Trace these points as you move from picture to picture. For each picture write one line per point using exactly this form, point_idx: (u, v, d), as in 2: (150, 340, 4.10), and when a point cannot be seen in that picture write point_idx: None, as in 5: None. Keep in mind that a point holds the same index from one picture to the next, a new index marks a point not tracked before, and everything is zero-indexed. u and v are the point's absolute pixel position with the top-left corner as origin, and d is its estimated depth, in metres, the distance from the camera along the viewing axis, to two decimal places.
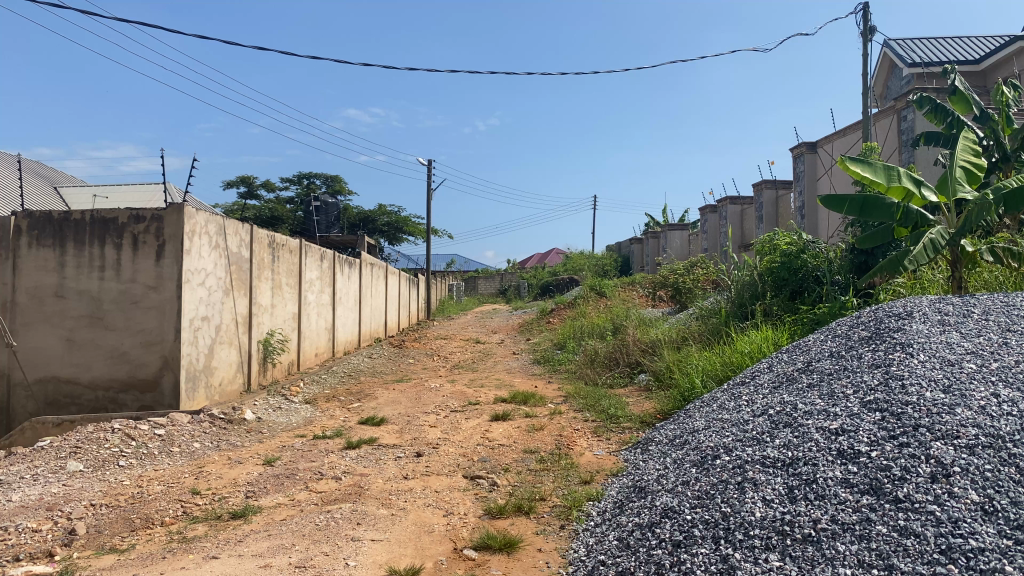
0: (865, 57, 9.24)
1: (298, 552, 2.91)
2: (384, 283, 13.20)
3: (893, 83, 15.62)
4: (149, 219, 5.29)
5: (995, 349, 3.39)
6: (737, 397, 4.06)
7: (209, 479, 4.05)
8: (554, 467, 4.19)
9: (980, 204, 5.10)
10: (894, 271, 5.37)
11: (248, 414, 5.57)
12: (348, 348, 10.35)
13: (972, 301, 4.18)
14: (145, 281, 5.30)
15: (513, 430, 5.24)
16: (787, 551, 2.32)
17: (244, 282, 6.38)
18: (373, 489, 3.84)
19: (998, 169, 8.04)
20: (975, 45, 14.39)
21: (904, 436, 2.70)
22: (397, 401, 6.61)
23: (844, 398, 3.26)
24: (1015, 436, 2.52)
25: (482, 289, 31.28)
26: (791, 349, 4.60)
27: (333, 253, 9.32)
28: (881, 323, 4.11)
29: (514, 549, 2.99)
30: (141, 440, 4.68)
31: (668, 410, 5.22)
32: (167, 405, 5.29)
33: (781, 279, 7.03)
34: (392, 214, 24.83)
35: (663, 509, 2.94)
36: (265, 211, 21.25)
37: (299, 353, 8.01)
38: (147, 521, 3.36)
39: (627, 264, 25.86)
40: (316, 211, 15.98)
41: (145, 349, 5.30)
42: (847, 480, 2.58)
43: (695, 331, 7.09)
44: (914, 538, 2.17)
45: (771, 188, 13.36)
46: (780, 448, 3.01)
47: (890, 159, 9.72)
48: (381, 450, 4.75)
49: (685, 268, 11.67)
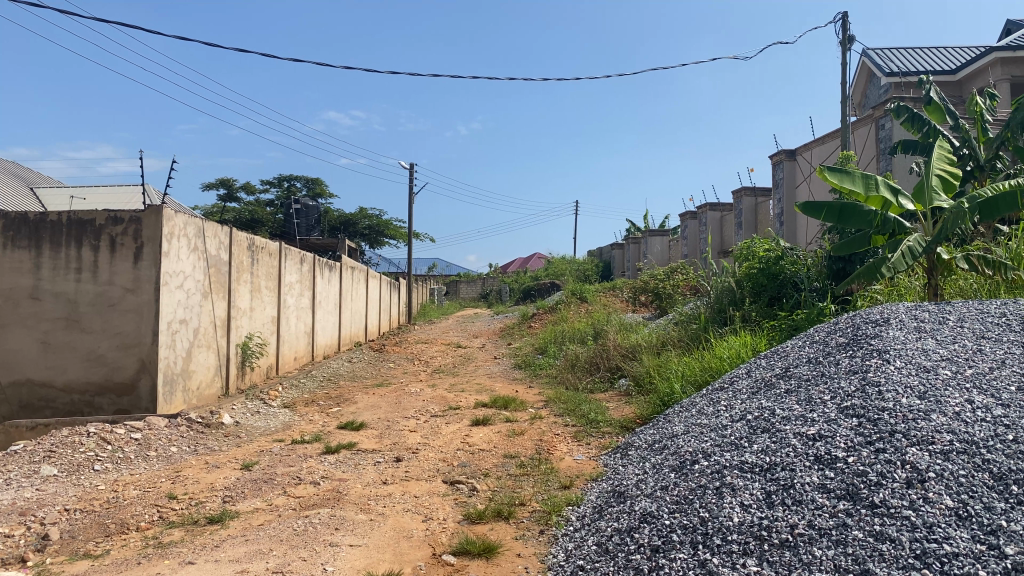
0: (843, 65, 9.33)
1: (275, 557, 2.89)
2: (364, 287, 13.15)
3: (871, 93, 15.79)
4: (127, 221, 5.24)
5: (969, 356, 3.43)
6: (715, 403, 4.08)
7: (186, 484, 4.01)
8: (534, 472, 4.20)
9: (955, 212, 5.17)
10: (871, 279, 5.41)
11: (226, 419, 5.53)
12: (327, 351, 10.31)
13: (947, 308, 4.23)
14: (123, 283, 5.25)
15: (493, 434, 5.24)
16: (764, 556, 2.34)
17: (222, 284, 6.33)
18: (352, 494, 3.82)
19: (973, 178, 8.17)
20: (952, 56, 14.61)
21: (880, 442, 2.73)
22: (378, 405, 6.58)
23: (821, 404, 3.28)
24: (989, 442, 2.55)
25: (464, 293, 31.25)
26: (768, 355, 4.62)
27: (313, 256, 9.28)
28: (857, 330, 4.14)
29: (494, 554, 2.99)
30: (117, 444, 4.63)
31: (648, 415, 5.24)
32: (144, 408, 5.23)
33: (760, 285, 7.08)
34: (374, 217, 24.79)
35: (642, 514, 2.94)
36: (245, 213, 21.11)
37: (277, 357, 7.96)
38: (123, 526, 3.33)
39: (608, 269, 25.94)
40: (296, 214, 15.91)
41: (121, 353, 5.24)
42: (824, 485, 2.59)
43: (675, 336, 7.12)
44: (890, 542, 2.18)
45: (751, 195, 13.45)
46: (758, 453, 3.02)
47: (868, 167, 9.82)
48: (360, 455, 4.74)
49: (666, 273, 11.70)
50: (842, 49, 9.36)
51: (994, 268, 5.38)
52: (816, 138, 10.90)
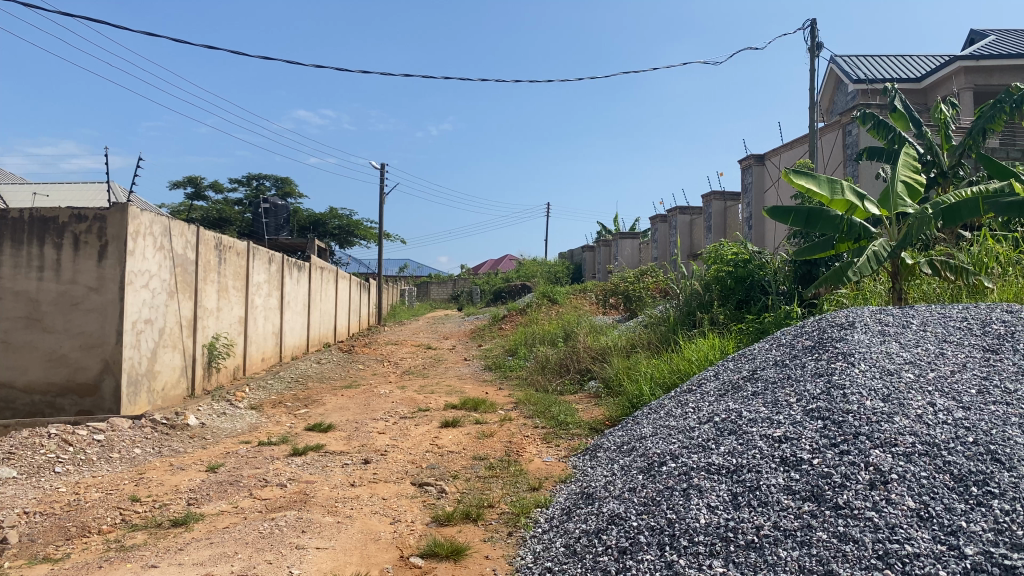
0: (812, 72, 9.44)
1: (241, 560, 2.86)
2: (334, 287, 13.04)
3: (838, 99, 16.03)
4: (91, 219, 5.16)
5: (932, 359, 3.50)
6: (683, 405, 4.10)
7: (150, 486, 3.96)
8: (504, 473, 4.20)
9: (920, 218, 5.24)
10: (836, 282, 5.47)
11: (192, 420, 5.46)
12: (296, 352, 10.22)
13: (911, 312, 4.30)
14: (86, 282, 5.17)
15: (462, 436, 5.23)
16: (730, 557, 2.35)
17: (189, 283, 6.25)
18: (319, 497, 3.78)
19: (937, 184, 8.32)
20: (917, 64, 14.91)
21: (845, 444, 2.76)
22: (346, 407, 6.53)
23: (787, 406, 3.31)
24: (950, 444, 2.59)
25: (434, 294, 31.19)
26: (735, 357, 4.66)
27: (282, 256, 9.20)
28: (823, 333, 4.20)
29: (462, 556, 2.97)
30: (78, 446, 4.55)
31: (617, 417, 5.27)
32: (107, 409, 5.14)
33: (728, 288, 7.15)
34: (344, 217, 24.63)
35: (611, 515, 2.95)
36: (213, 212, 20.84)
37: (244, 358, 7.88)
38: (84, 529, 3.27)
39: (579, 271, 26.02)
40: (264, 213, 15.74)
41: (84, 353, 5.15)
42: (789, 487, 2.62)
43: (644, 339, 7.15)
44: (853, 543, 2.21)
45: (720, 199, 13.58)
46: (725, 455, 3.04)
47: (835, 173, 9.94)
48: (328, 457, 4.70)
49: (636, 276, 11.78)
50: (810, 56, 9.48)
51: (956, 273, 5.45)
52: (784, 143, 11.04)
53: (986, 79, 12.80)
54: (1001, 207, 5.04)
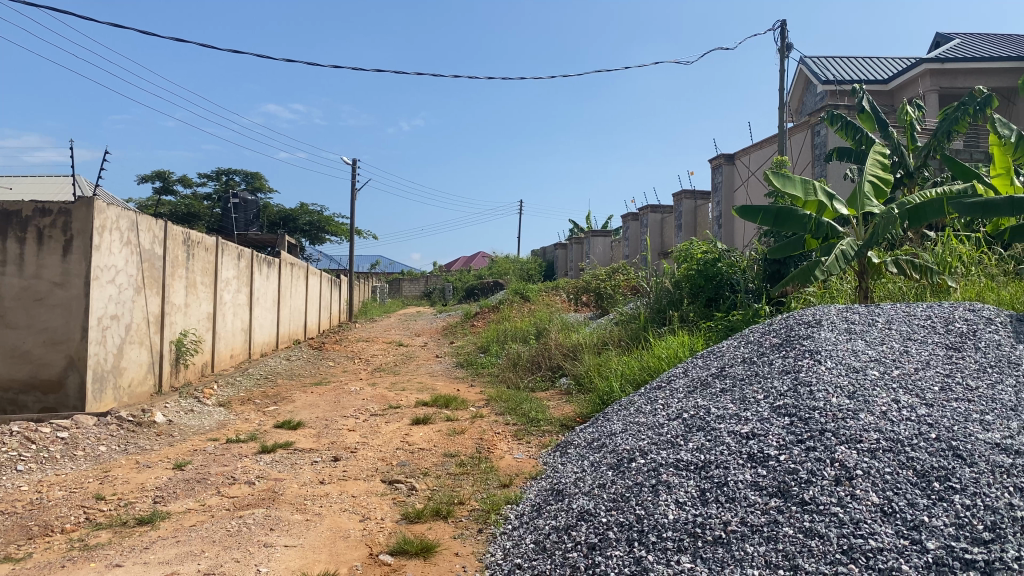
0: (781, 72, 9.55)
1: (207, 559, 2.82)
2: (304, 283, 12.94)
3: (808, 100, 16.20)
4: (56, 214, 5.09)
5: (896, 357, 3.54)
6: (653, 401, 4.14)
7: (115, 484, 3.90)
8: (474, 470, 4.20)
9: (886, 217, 5.32)
10: (804, 281, 5.52)
11: (158, 417, 5.41)
12: (265, 349, 10.13)
13: (877, 311, 4.33)
14: (50, 277, 5.08)
15: (434, 433, 5.22)
16: (697, 553, 2.37)
17: (156, 279, 6.17)
18: (288, 494, 3.76)
19: (903, 184, 8.45)
20: (885, 66, 15.13)
21: (811, 440, 2.80)
22: (316, 404, 6.49)
23: (754, 403, 3.35)
24: (913, 440, 2.64)
25: (406, 291, 31.08)
26: (705, 354, 4.70)
27: (250, 252, 9.09)
28: (791, 330, 4.25)
29: (431, 553, 2.97)
30: (41, 444, 4.48)
31: (587, 413, 5.31)
32: (71, 406, 5.05)
33: (697, 286, 7.17)
34: (315, 213, 24.51)
35: (579, 512, 2.96)
36: (181, 207, 20.59)
37: (212, 354, 7.78)
38: (47, 529, 3.22)
39: (552, 269, 26.07)
40: (233, 208, 15.59)
41: (48, 349, 5.06)
42: (756, 482, 2.65)
43: (616, 335, 7.19)
44: (818, 538, 2.24)
45: (690, 198, 13.68)
46: (693, 451, 3.07)
47: (804, 172, 10.06)
48: (297, 454, 4.67)
49: (607, 274, 11.82)
50: (780, 57, 9.58)
51: (921, 272, 5.56)
52: (753, 143, 11.14)
53: (951, 82, 13.02)
54: (964, 208, 5.13)
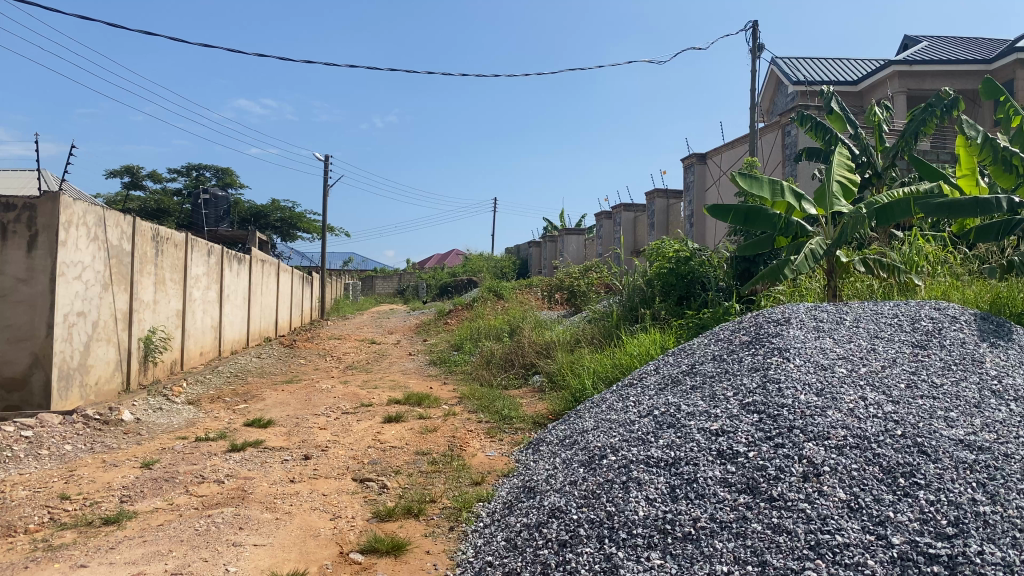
0: (753, 72, 9.63)
1: (174, 558, 2.79)
2: (275, 280, 12.85)
3: (779, 99, 16.38)
4: (21, 208, 5.00)
5: (864, 355, 3.58)
6: (625, 398, 4.16)
7: (81, 483, 3.84)
8: (446, 468, 4.19)
9: (854, 217, 5.38)
10: (774, 279, 5.56)
11: (126, 415, 5.34)
12: (235, 347, 10.04)
13: (845, 310, 4.38)
14: (15, 273, 4.99)
15: (406, 431, 5.21)
16: (667, 550, 2.38)
17: (124, 276, 6.08)
18: (257, 493, 3.72)
19: (871, 184, 8.55)
20: (854, 67, 15.33)
21: (779, 437, 2.82)
22: (287, 402, 6.44)
23: (724, 400, 3.37)
24: (879, 437, 2.67)
25: (380, 288, 31.00)
26: (675, 351, 4.73)
27: (221, 248, 9.00)
28: (760, 329, 4.28)
29: (402, 551, 2.97)
30: (4, 442, 4.39)
31: (560, 410, 5.33)
32: (36, 404, 4.97)
33: (669, 285, 7.20)
34: (286, 210, 24.37)
35: (550, 509, 2.97)
36: (150, 203, 20.33)
37: (181, 352, 7.68)
38: (9, 529, 3.16)
39: (526, 267, 26.13)
40: (203, 205, 15.43)
41: (12, 347, 4.97)
42: (725, 479, 2.66)
43: (588, 333, 7.21)
44: (786, 534, 2.26)
45: (663, 197, 13.77)
46: (664, 448, 3.09)
47: (774, 172, 10.15)
48: (268, 452, 4.63)
49: (581, 272, 11.85)
50: (752, 57, 9.65)
51: (888, 271, 5.63)
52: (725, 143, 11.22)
53: (919, 83, 13.24)
54: (931, 208, 5.21)
